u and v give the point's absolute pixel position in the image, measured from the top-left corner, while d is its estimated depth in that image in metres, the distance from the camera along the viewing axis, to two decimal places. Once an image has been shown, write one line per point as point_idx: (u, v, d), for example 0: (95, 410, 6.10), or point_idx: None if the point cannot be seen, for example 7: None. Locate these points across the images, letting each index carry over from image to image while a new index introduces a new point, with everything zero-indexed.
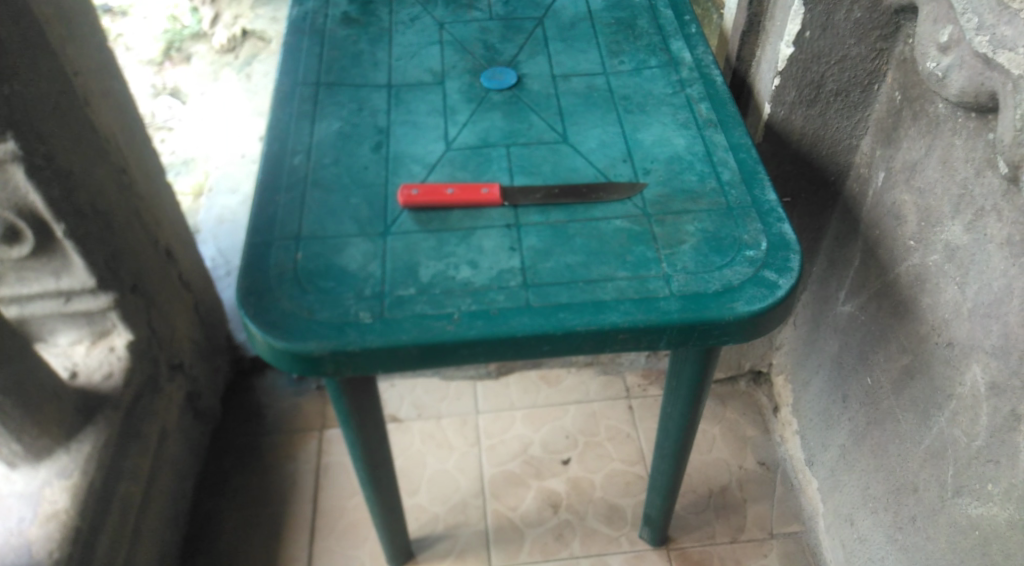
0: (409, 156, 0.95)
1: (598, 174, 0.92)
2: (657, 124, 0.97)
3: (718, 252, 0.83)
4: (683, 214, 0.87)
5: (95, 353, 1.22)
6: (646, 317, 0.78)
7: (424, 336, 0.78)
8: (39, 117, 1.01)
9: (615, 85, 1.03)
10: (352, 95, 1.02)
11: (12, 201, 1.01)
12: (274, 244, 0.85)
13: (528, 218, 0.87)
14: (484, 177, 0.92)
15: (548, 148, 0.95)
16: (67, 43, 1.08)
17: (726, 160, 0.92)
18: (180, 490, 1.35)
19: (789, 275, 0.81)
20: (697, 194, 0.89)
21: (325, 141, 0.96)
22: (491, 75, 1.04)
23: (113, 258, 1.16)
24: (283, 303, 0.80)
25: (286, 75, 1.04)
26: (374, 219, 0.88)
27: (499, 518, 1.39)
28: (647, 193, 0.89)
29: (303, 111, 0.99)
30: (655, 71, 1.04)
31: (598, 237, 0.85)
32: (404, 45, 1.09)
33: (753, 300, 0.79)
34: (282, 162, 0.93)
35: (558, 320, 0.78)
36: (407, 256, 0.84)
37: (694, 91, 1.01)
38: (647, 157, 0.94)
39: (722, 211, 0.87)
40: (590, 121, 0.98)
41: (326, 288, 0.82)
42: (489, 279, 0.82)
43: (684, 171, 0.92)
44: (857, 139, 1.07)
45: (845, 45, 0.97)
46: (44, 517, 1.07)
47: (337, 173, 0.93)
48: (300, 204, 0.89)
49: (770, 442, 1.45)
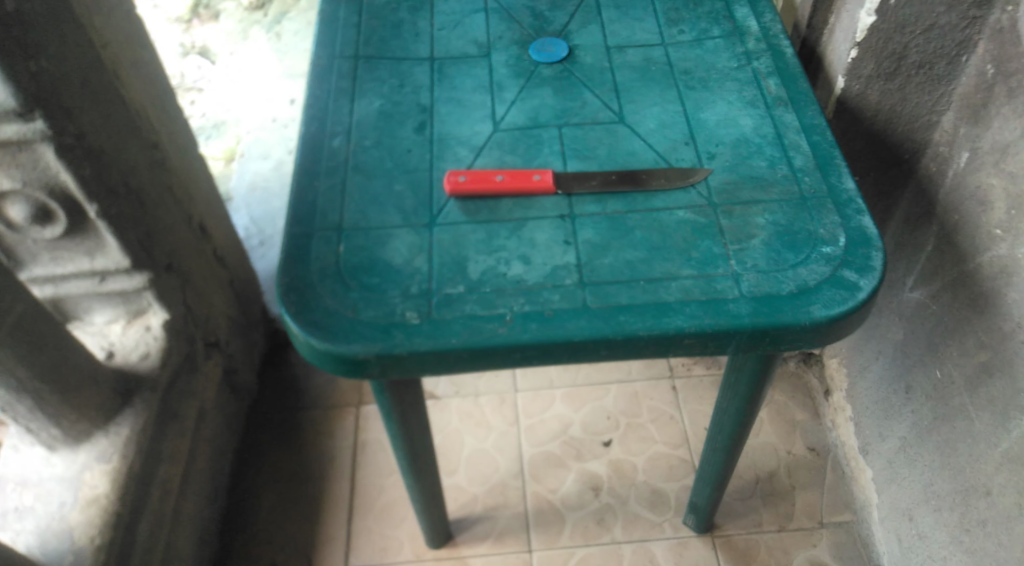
0: (454, 138, 0.89)
1: (658, 158, 0.85)
2: (722, 101, 0.90)
3: (791, 248, 0.77)
4: (752, 204, 0.80)
5: (131, 332, 1.18)
6: (714, 321, 0.72)
7: (474, 339, 0.72)
8: (68, 94, 0.95)
9: (675, 58, 0.95)
10: (393, 69, 0.95)
11: (41, 180, 0.97)
12: (315, 236, 0.80)
13: (583, 208, 0.81)
14: (534, 161, 0.86)
15: (603, 128, 0.88)
16: (94, 13, 1.01)
17: (798, 144, 0.85)
18: (218, 468, 1.32)
19: (871, 274, 0.74)
20: (767, 182, 0.82)
21: (365, 120, 0.90)
22: (541, 46, 0.97)
23: (147, 237, 1.12)
24: (325, 301, 0.76)
25: (323, 47, 0.97)
26: (419, 208, 0.82)
27: (540, 501, 1.35)
28: (712, 179, 0.83)
29: (342, 87, 0.93)
30: (718, 41, 0.96)
31: (660, 230, 0.79)
32: (447, 12, 1.02)
33: (831, 304, 0.72)
34: (321, 145, 0.88)
35: (618, 323, 0.73)
36: (455, 250, 0.79)
37: (761, 65, 0.93)
38: (711, 139, 0.87)
39: (795, 201, 0.80)
40: (648, 98, 0.91)
41: (370, 284, 0.77)
42: (543, 277, 0.76)
43: (752, 155, 0.85)
44: (938, 115, 0.98)
45: (934, 12, 0.88)
46: (84, 502, 1.04)
47: (378, 157, 0.87)
48: (341, 191, 0.84)
49: (821, 427, 1.39)
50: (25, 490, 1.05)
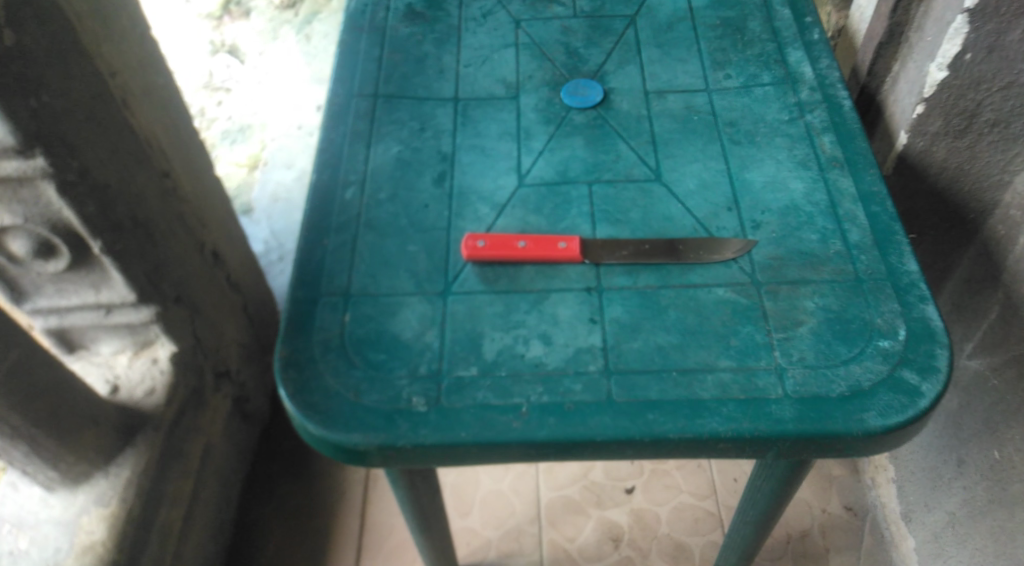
0: (475, 193, 0.82)
1: (696, 225, 0.78)
2: (770, 160, 0.82)
3: (844, 339, 0.69)
4: (800, 284, 0.73)
5: (137, 365, 1.13)
6: (754, 426, 0.65)
7: (485, 434, 0.66)
8: (71, 128, 0.89)
9: (719, 108, 0.87)
10: (414, 110, 0.89)
11: (44, 216, 0.91)
12: (320, 302, 0.74)
13: (612, 280, 0.74)
14: (561, 223, 0.79)
15: (638, 187, 0.81)
16: (102, 40, 0.95)
17: (854, 215, 0.77)
18: (225, 499, 1.28)
19: (934, 378, 0.66)
20: (817, 259, 0.74)
21: (381, 169, 0.84)
22: (573, 89, 0.89)
23: (155, 270, 1.06)
24: (326, 381, 0.69)
25: (341, 83, 0.91)
26: (433, 273, 0.76)
27: (556, 550, 1.29)
28: (756, 253, 0.75)
29: (359, 130, 0.87)
30: (767, 89, 0.88)
31: (696, 311, 0.72)
32: (475, 47, 0.95)
33: (889, 412, 0.65)
34: (332, 196, 0.82)
35: (646, 423, 0.66)
36: (469, 324, 0.72)
37: (815, 119, 0.85)
38: (757, 204, 0.79)
39: (849, 283, 0.72)
40: (689, 153, 0.83)
41: (376, 362, 0.70)
42: (565, 362, 0.69)
43: (802, 226, 0.77)
44: (1011, 176, 0.87)
45: (1014, 69, 0.79)
46: (80, 549, 1.00)
47: (393, 211, 0.80)
48: (350, 249, 0.78)
49: (859, 484, 1.31)
50: (21, 533, 1.00)
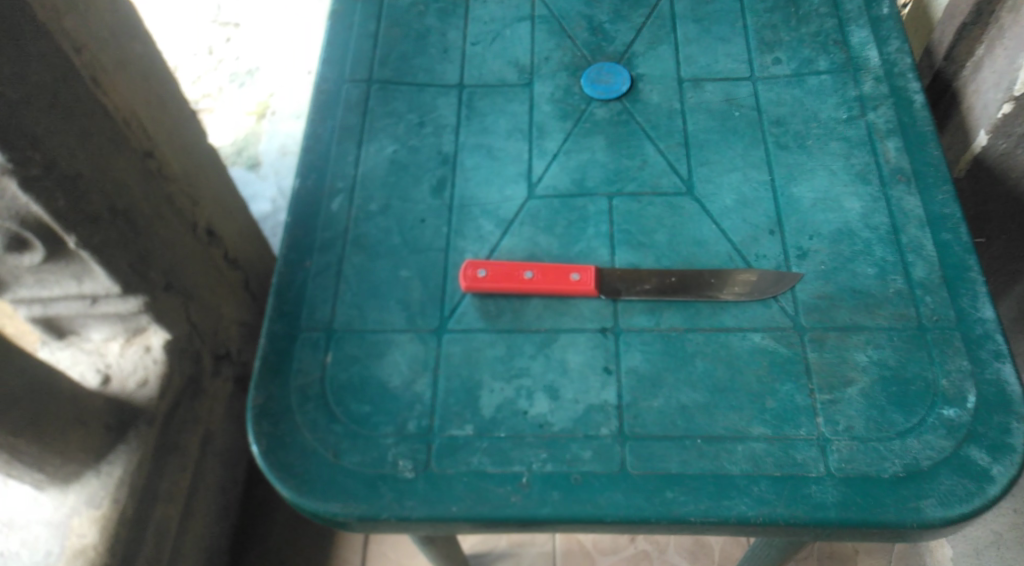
0: (479, 205, 0.71)
1: (732, 253, 0.67)
2: (822, 171, 0.70)
3: (900, 405, 0.59)
4: (851, 331, 0.62)
5: (129, 354, 1.01)
6: (790, 511, 0.56)
7: (479, 509, 0.58)
8: (31, 116, 0.79)
9: (765, 101, 0.74)
10: (412, 100, 0.77)
11: (10, 211, 0.80)
12: (299, 339, 0.65)
13: (631, 320, 0.64)
14: (575, 246, 0.69)
15: (665, 202, 0.70)
16: (65, 11, 0.84)
17: (920, 244, 0.66)
18: (229, 480, 1.17)
19: (1006, 457, 0.57)
20: (873, 300, 0.64)
21: (373, 173, 0.74)
22: (596, 76, 0.77)
23: (142, 259, 0.95)
24: (303, 437, 0.62)
25: (330, 66, 0.79)
26: (427, 306, 0.66)
27: (570, 540, 1.11)
28: (800, 290, 0.64)
29: (349, 124, 0.76)
30: (824, 79, 0.75)
31: (727, 362, 0.62)
32: (485, 20, 0.82)
33: (950, 501, 0.56)
34: (317, 207, 0.72)
35: (664, 502, 0.57)
36: (466, 370, 0.63)
37: (878, 118, 0.72)
38: (804, 227, 0.68)
39: (910, 332, 0.62)
40: (726, 159, 0.72)
41: (359, 415, 0.62)
42: (573, 422, 0.60)
43: (856, 256, 0.66)
44: None
45: None
46: (71, 554, 0.92)
47: (385, 227, 0.71)
48: (335, 273, 0.68)
49: None
50: (11, 534, 0.94)
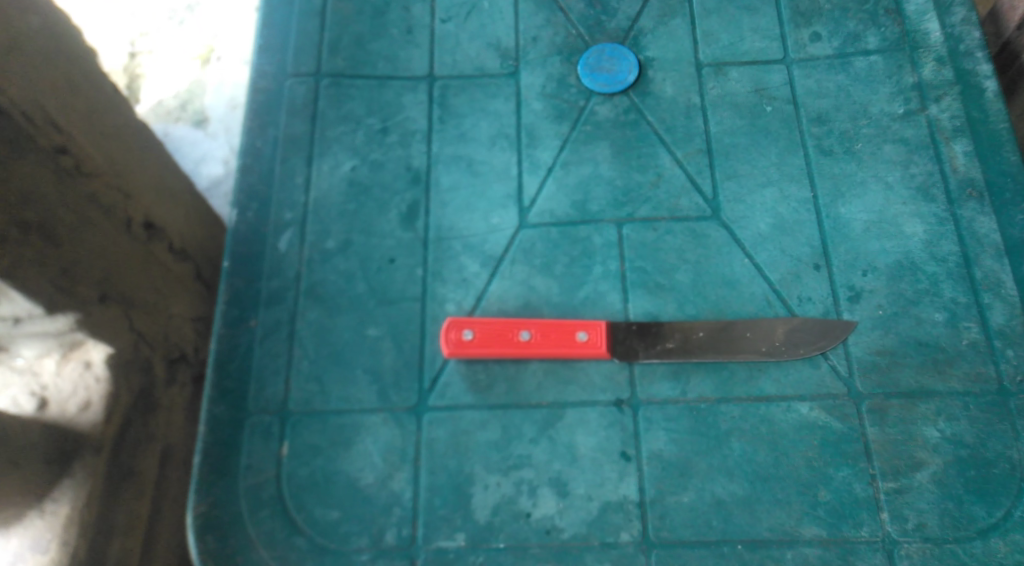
0: (460, 238, 0.58)
1: (770, 295, 0.55)
2: (877, 183, 0.57)
3: (981, 496, 0.50)
4: (920, 398, 0.52)
5: (63, 373, 0.62)
6: None
7: None
8: None
9: (803, 91, 0.61)
10: (372, 99, 0.63)
11: None
12: (248, 425, 0.54)
13: (653, 390, 0.53)
14: (579, 291, 0.56)
15: (687, 230, 0.57)
16: None
17: (997, 279, 0.54)
18: None
19: None
20: (943, 356, 0.53)
21: (328, 198, 0.60)
22: (596, 62, 0.63)
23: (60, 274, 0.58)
24: (260, 554, 0.51)
25: (268, 56, 0.64)
26: (402, 376, 0.54)
27: None
28: (854, 343, 0.53)
29: (296, 134, 0.62)
30: (873, 61, 0.61)
31: (771, 442, 0.51)
32: None
33: None
34: (261, 247, 0.58)
35: None
36: (453, 462, 0.52)
37: (943, 113, 0.59)
38: (856, 259, 0.56)
39: (989, 398, 0.52)
40: (758, 171, 0.59)
41: (327, 524, 0.52)
42: (586, 526, 0.51)
43: (921, 297, 0.54)
44: None
45: None
46: None
47: (345, 271, 0.58)
48: (288, 335, 0.56)
49: None
50: None
